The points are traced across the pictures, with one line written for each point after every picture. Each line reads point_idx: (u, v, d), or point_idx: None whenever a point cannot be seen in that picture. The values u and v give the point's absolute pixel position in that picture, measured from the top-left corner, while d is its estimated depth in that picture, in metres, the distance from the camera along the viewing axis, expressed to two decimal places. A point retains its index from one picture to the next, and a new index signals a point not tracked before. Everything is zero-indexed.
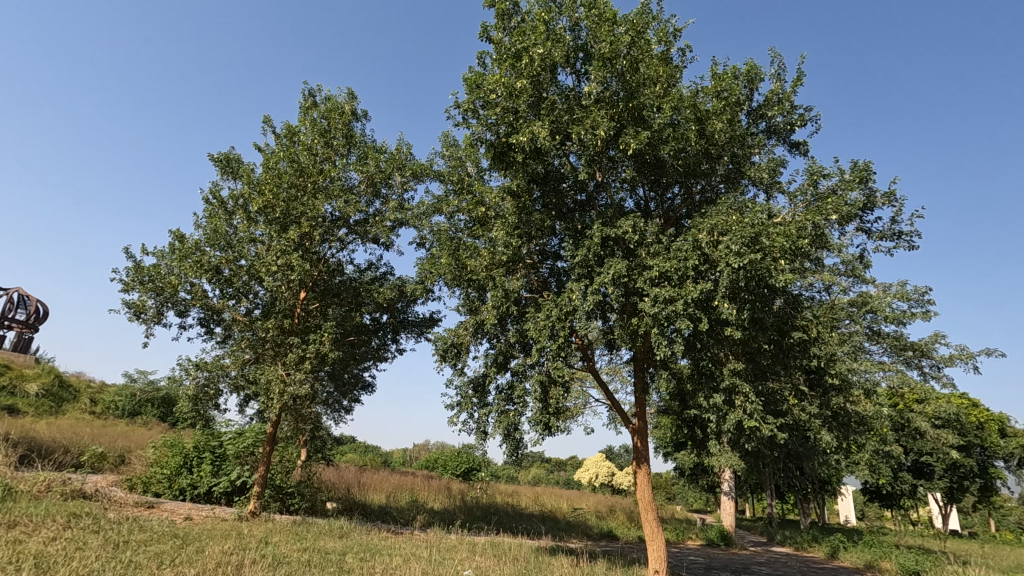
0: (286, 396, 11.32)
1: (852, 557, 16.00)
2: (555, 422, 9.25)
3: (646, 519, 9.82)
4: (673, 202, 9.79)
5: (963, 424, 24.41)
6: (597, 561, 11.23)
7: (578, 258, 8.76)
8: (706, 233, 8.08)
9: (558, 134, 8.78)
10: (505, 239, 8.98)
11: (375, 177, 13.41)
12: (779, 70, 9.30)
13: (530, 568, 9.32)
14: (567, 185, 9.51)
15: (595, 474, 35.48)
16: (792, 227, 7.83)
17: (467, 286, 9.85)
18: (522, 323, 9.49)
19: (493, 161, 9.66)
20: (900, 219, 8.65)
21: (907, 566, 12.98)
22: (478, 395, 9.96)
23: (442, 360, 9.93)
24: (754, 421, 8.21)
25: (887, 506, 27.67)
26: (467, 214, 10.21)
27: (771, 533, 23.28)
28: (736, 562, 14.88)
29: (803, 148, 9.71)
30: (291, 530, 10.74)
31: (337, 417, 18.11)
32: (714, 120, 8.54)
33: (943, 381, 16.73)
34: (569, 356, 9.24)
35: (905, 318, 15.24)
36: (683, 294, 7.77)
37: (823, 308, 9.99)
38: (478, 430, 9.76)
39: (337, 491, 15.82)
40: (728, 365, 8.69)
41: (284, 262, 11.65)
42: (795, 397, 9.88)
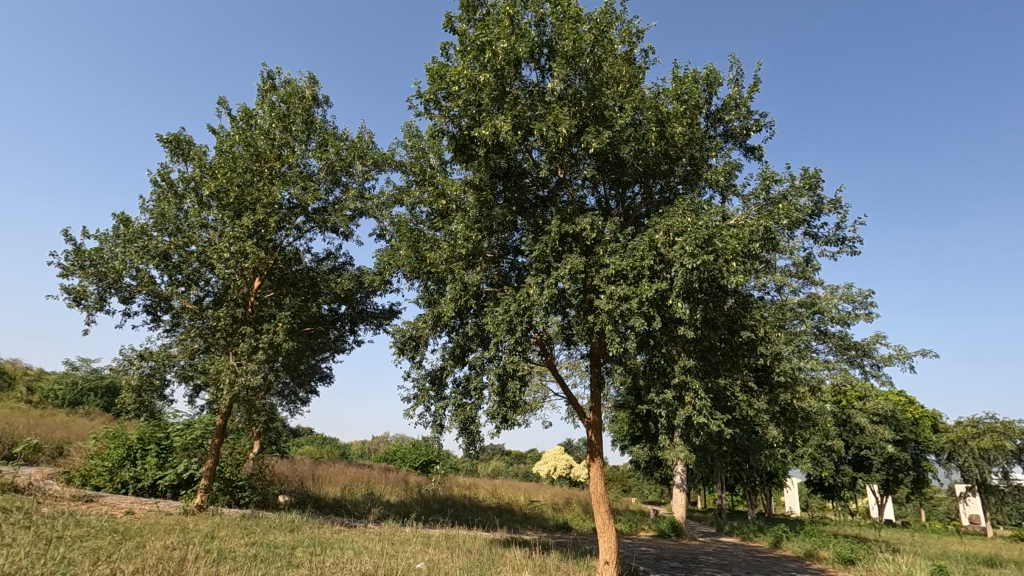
0: (237, 386, 11.01)
1: (793, 546, 16.75)
2: (512, 416, 9.33)
3: (599, 511, 9.99)
4: (633, 201, 9.93)
5: (900, 421, 25.84)
6: (550, 552, 11.42)
7: (537, 254, 8.81)
8: (662, 233, 8.23)
9: (520, 129, 8.79)
10: (465, 232, 8.95)
11: (335, 165, 13.13)
12: (737, 76, 9.55)
13: (483, 560, 9.37)
14: (529, 180, 9.54)
15: (553, 467, 35.91)
16: (744, 230, 8.08)
17: (426, 278, 9.77)
18: (481, 316, 9.48)
19: (454, 154, 9.60)
20: (844, 226, 9.05)
21: (843, 555, 13.65)
22: (435, 387, 9.93)
23: (400, 352, 9.85)
24: (703, 417, 8.47)
25: (829, 498, 29.04)
26: (428, 206, 10.13)
27: (721, 523, 24.11)
28: (685, 552, 15.34)
29: (758, 152, 10.02)
30: (239, 525, 10.46)
31: (293, 409, 17.78)
32: (673, 122, 8.73)
33: (882, 380, 17.61)
34: (526, 350, 9.29)
35: (850, 319, 15.93)
36: (639, 293, 7.92)
37: (772, 308, 10.37)
38: (434, 423, 9.73)
39: (291, 484, 15.52)
40: (680, 362, 8.94)
41: (237, 249, 11.31)
42: (743, 394, 10.23)
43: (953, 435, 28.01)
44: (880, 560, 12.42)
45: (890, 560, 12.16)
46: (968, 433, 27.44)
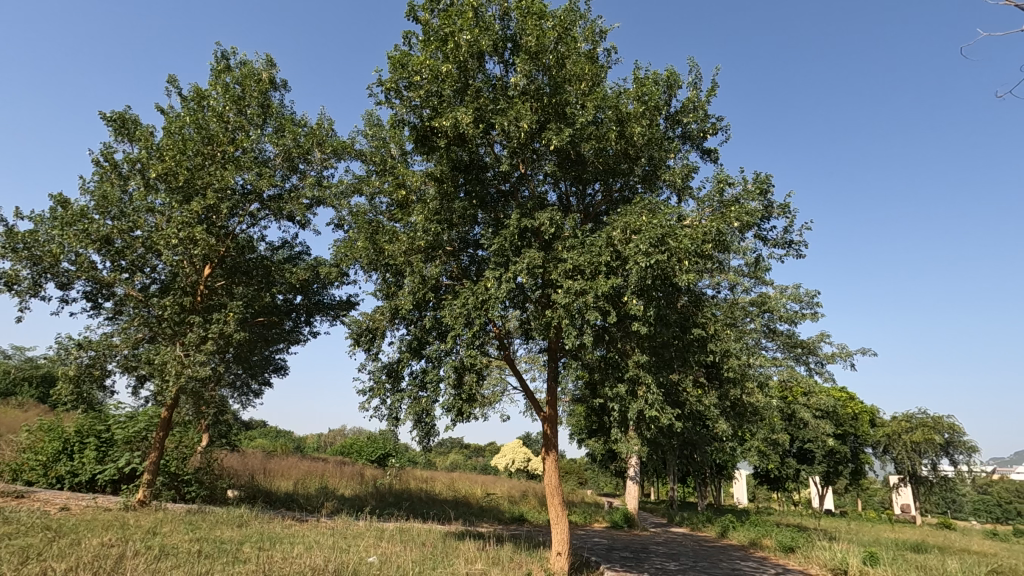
0: (183, 378, 10.61)
1: (739, 535, 17.43)
2: (468, 409, 9.34)
3: (552, 503, 10.11)
4: (593, 198, 10.04)
5: (841, 416, 27.16)
6: (504, 544, 11.52)
7: (496, 248, 8.82)
8: (619, 231, 8.39)
9: (481, 122, 8.78)
10: (425, 224, 8.86)
11: (291, 151, 12.77)
12: (696, 80, 9.79)
13: (435, 553, 9.36)
14: (490, 174, 9.51)
15: (511, 460, 36.12)
16: (698, 230, 8.30)
17: (384, 270, 9.63)
18: (439, 309, 9.41)
19: (415, 145, 9.49)
20: (791, 230, 9.42)
21: (784, 543, 14.29)
22: (391, 380, 9.84)
23: (355, 345, 9.70)
24: (654, 411, 8.69)
25: (774, 489, 30.30)
26: (388, 197, 9.97)
27: (672, 515, 24.84)
28: (636, 543, 15.75)
29: (714, 155, 10.29)
30: (183, 520, 10.12)
31: (245, 401, 17.30)
32: (633, 123, 8.89)
33: (825, 376, 18.43)
34: (484, 344, 9.31)
35: (797, 318, 16.59)
36: (594, 288, 8.06)
37: (723, 307, 10.71)
38: (389, 416, 9.65)
39: (240, 478, 15.10)
40: (634, 357, 9.16)
41: (186, 235, 10.87)
42: (694, 390, 10.53)
43: (889, 429, 29.68)
44: (817, 547, 13.07)
45: (827, 547, 12.80)
46: (902, 428, 29.13)
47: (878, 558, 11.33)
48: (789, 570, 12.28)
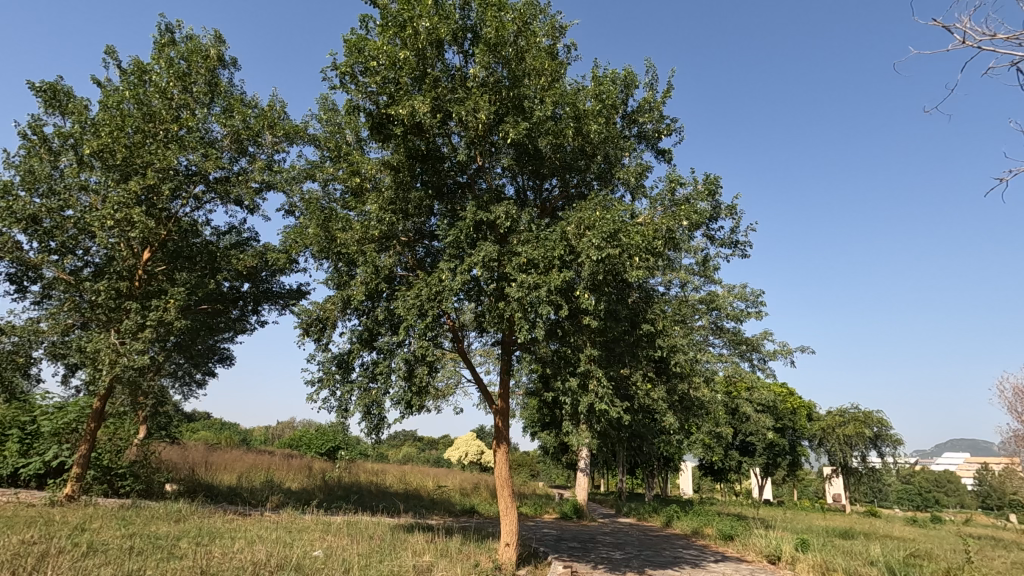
0: (118, 367, 10.10)
1: (682, 525, 18.05)
2: (418, 401, 9.28)
3: (501, 494, 10.17)
4: (549, 193, 10.10)
5: (780, 410, 28.45)
6: (453, 536, 11.53)
7: (451, 239, 8.75)
8: (574, 226, 8.49)
9: (439, 112, 8.69)
10: (379, 214, 8.70)
11: (240, 133, 12.28)
12: (652, 81, 9.98)
13: (383, 546, 9.28)
14: (447, 165, 9.39)
15: (464, 453, 36.09)
16: (650, 228, 8.50)
17: (336, 259, 9.39)
18: (392, 301, 9.27)
19: (370, 132, 9.30)
20: (738, 231, 9.77)
21: (724, 532, 14.90)
22: (341, 371, 9.66)
23: (304, 335, 9.44)
24: (603, 404, 8.86)
25: (717, 480, 31.49)
26: (342, 184, 9.73)
27: (620, 506, 25.43)
28: (583, 533, 16.06)
29: (668, 156, 10.54)
30: (115, 516, 9.62)
31: (187, 391, 16.60)
32: (590, 120, 9.02)
33: (767, 372, 19.23)
34: (437, 336, 9.25)
35: (743, 317, 17.21)
36: (548, 282, 8.13)
37: (673, 303, 11.01)
38: (339, 408, 9.47)
39: (180, 472, 14.50)
40: (585, 352, 9.33)
41: (123, 217, 10.31)
42: (643, 383, 10.79)
43: (824, 423, 31.28)
44: (755, 535, 13.68)
45: (763, 535, 13.43)
46: (836, 421, 30.77)
47: (808, 545, 11.97)
48: (728, 557, 12.83)
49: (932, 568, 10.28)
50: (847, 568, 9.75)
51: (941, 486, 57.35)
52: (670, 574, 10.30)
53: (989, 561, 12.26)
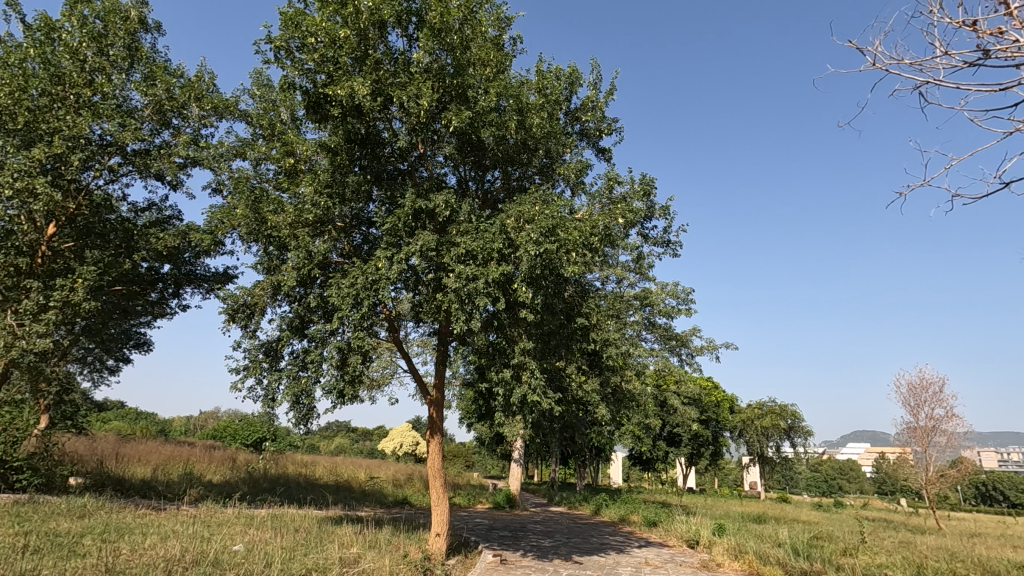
0: (14, 351, 9.24)
1: (610, 512, 18.68)
2: (350, 391, 9.06)
3: (434, 485, 10.13)
4: (491, 185, 10.07)
5: (705, 403, 29.90)
6: (383, 527, 11.40)
7: (389, 227, 8.56)
8: (513, 219, 8.55)
9: (379, 95, 8.47)
10: (313, 197, 8.38)
11: (163, 104, 11.46)
12: (596, 80, 10.17)
13: (309, 539, 9.03)
14: (388, 150, 9.23)
15: (399, 444, 35.66)
16: (587, 224, 8.67)
17: (266, 242, 8.98)
18: (326, 287, 8.99)
19: (306, 111, 8.92)
20: (669, 230, 10.17)
21: (648, 519, 15.55)
22: (269, 359, 9.29)
23: (230, 321, 8.98)
24: (536, 396, 9.00)
25: (645, 470, 32.74)
26: (275, 164, 9.30)
27: (552, 495, 25.95)
28: (514, 522, 16.29)
29: (608, 154, 10.78)
30: (7, 512, 8.82)
31: (97, 378, 15.44)
32: (533, 114, 9.08)
33: (694, 367, 20.13)
34: (372, 325, 9.05)
35: (674, 313, 17.91)
36: (485, 274, 8.14)
37: (607, 298, 11.30)
38: (265, 397, 9.11)
39: (86, 465, 13.47)
40: (520, 344, 9.42)
41: (24, 187, 9.41)
42: (577, 376, 11.04)
43: (744, 416, 33.17)
44: (677, 521, 14.35)
45: (684, 521, 14.11)
46: (755, 414, 32.71)
47: (724, 530, 12.69)
48: (651, 542, 13.40)
49: (831, 549, 11.16)
50: (757, 550, 10.42)
51: (844, 473, 62.30)
52: (596, 560, 10.63)
53: (880, 540, 13.48)
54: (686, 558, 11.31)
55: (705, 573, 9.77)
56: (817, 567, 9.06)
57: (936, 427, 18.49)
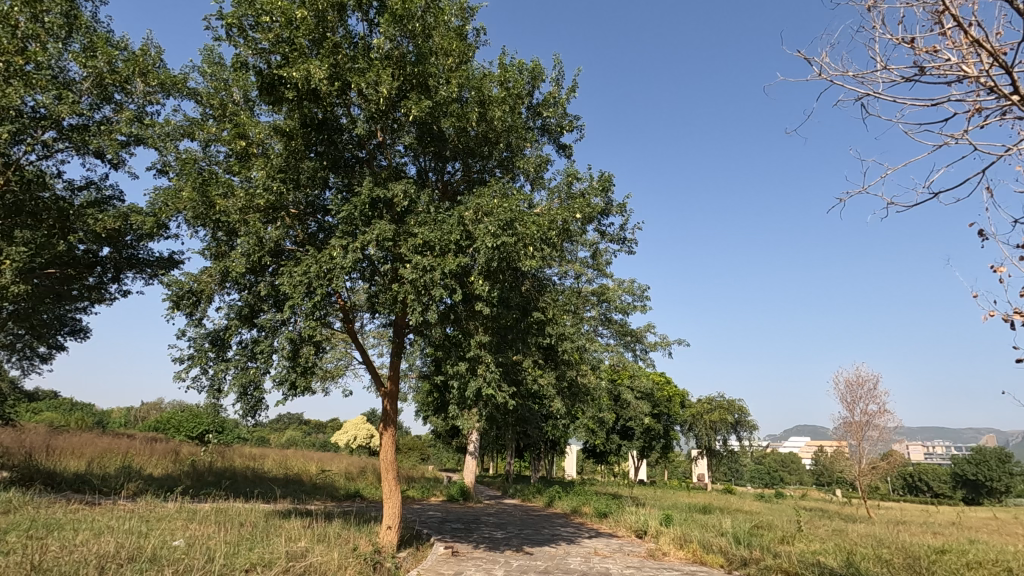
0: None
1: (562, 504, 18.97)
2: (302, 382, 8.85)
3: (386, 478, 10.02)
4: (452, 177, 9.98)
5: (658, 397, 30.69)
6: (333, 521, 11.22)
7: (344, 215, 8.37)
8: (471, 211, 8.52)
9: (337, 80, 8.25)
10: (265, 182, 8.09)
11: (104, 77, 10.83)
12: (558, 76, 10.22)
13: (255, 533, 8.80)
14: (345, 137, 9.01)
15: (353, 437, 35.13)
16: (545, 219, 8.73)
17: (214, 227, 8.65)
18: (277, 276, 8.73)
19: (260, 92, 8.60)
20: (625, 228, 10.36)
21: (599, 510, 15.87)
22: (216, 349, 8.97)
23: (174, 308, 8.60)
24: (491, 389, 9.02)
25: (599, 462, 33.37)
26: (226, 147, 8.94)
27: (506, 487, 26.14)
28: (468, 514, 16.32)
29: (568, 151, 10.87)
30: None
31: (27, 367, 14.54)
32: (494, 106, 9.06)
33: (648, 362, 20.61)
34: (325, 315, 8.85)
35: (629, 309, 18.26)
36: (442, 265, 8.08)
37: (564, 293, 11.42)
38: (211, 388, 8.80)
39: (12, 458, 12.67)
40: (476, 337, 9.42)
41: None
42: (532, 369, 11.12)
43: (694, 410, 34.21)
44: (627, 512, 14.71)
45: (634, 512, 14.48)
46: (704, 408, 33.81)
47: (671, 520, 13.10)
48: (601, 533, 13.68)
49: (770, 538, 11.68)
50: (701, 539, 10.82)
51: (786, 466, 65.22)
52: (547, 551, 10.79)
53: (815, 529, 14.20)
54: (634, 547, 11.61)
55: (651, 562, 10.07)
56: (756, 555, 9.48)
57: (869, 422, 19.62)
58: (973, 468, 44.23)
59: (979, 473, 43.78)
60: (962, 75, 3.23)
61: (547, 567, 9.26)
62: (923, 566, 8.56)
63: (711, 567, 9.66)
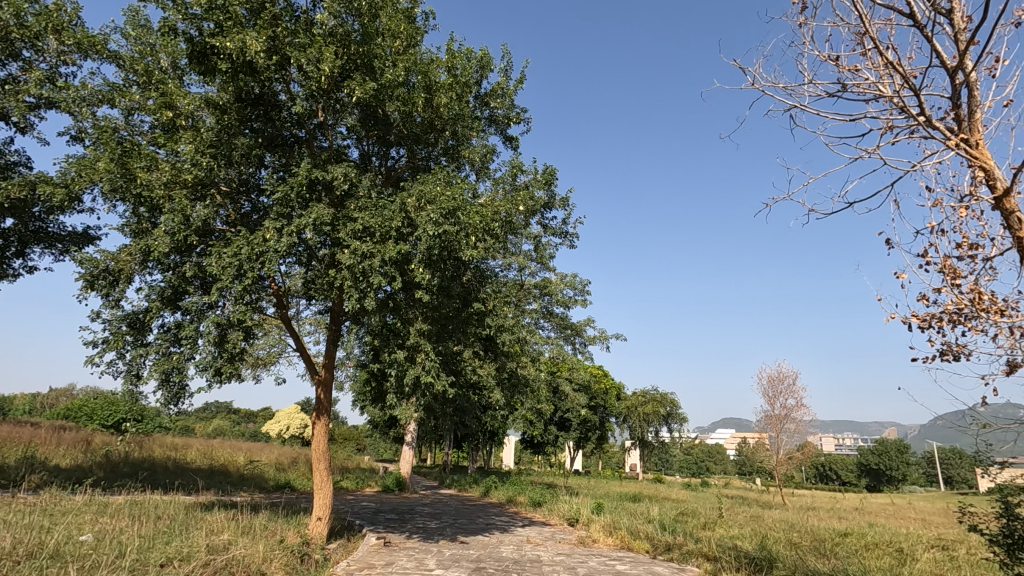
0: None
1: (498, 494, 19.15)
2: (229, 369, 8.45)
3: (317, 468, 9.75)
4: (396, 162, 9.77)
5: (595, 390, 31.48)
6: (259, 513, 10.83)
7: (279, 196, 8.01)
8: (414, 198, 8.38)
9: (276, 54, 7.85)
10: (194, 157, 7.61)
11: (11, 31, 9.86)
12: (506, 67, 10.20)
13: (173, 527, 8.35)
14: (284, 114, 8.62)
15: (285, 426, 33.99)
16: (488, 210, 8.72)
17: (135, 202, 8.08)
18: (205, 256, 8.25)
19: (190, 61, 8.06)
20: (567, 222, 10.53)
21: (534, 500, 16.15)
22: (134, 332, 8.41)
23: (87, 288, 7.98)
24: (428, 378, 8.96)
25: (536, 453, 33.92)
26: (151, 116, 8.35)
27: (443, 478, 26.09)
28: (402, 505, 16.19)
29: (514, 143, 10.88)
30: None
31: None
32: (441, 93, 8.94)
33: (586, 355, 21.07)
34: (256, 300, 8.47)
35: (570, 303, 18.57)
36: (382, 252, 7.91)
37: (507, 285, 11.48)
38: (128, 373, 8.25)
39: None
40: (415, 326, 9.31)
41: None
42: (472, 359, 11.12)
43: (629, 402, 35.36)
44: (560, 501, 15.04)
45: (567, 501, 14.83)
46: (638, 401, 35.03)
47: (603, 508, 13.51)
48: (534, 521, 13.94)
49: (693, 524, 12.27)
50: (630, 527, 11.25)
51: (713, 457, 68.68)
52: (480, 540, 10.87)
53: (735, 515, 15.04)
54: (566, 535, 11.90)
55: (581, 549, 10.37)
56: (679, 540, 9.96)
57: (787, 415, 20.95)
58: (877, 459, 48.30)
59: (882, 462, 47.81)
60: (878, 96, 3.58)
61: (480, 556, 9.34)
62: (827, 547, 9.26)
63: (637, 553, 10.05)
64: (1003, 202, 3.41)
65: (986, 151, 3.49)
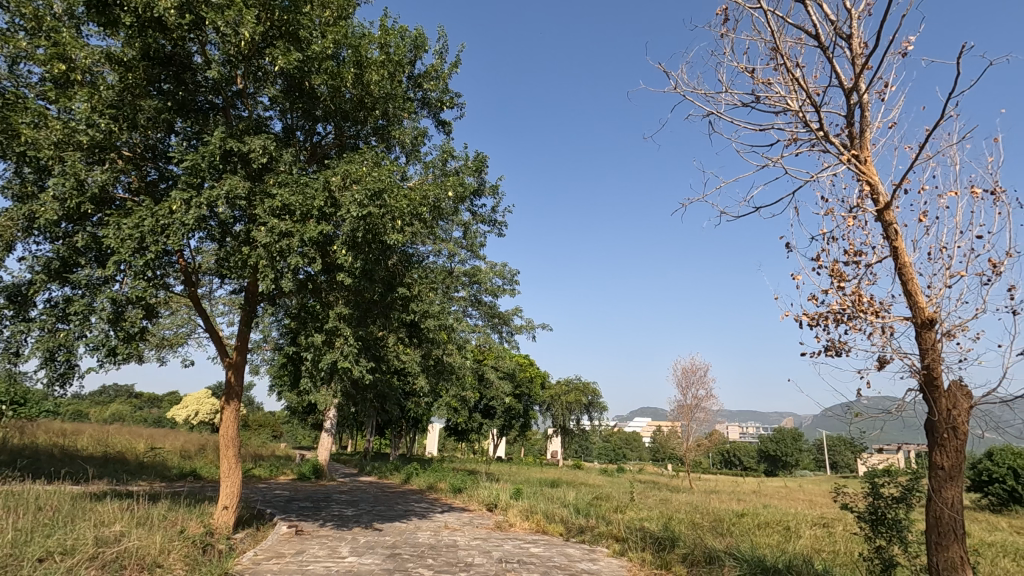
0: None
1: (419, 480, 19.08)
2: (127, 349, 7.81)
3: (225, 455, 9.27)
4: (321, 139, 9.37)
5: (520, 378, 31.94)
6: (158, 502, 10.17)
7: (189, 165, 7.44)
8: (339, 177, 8.02)
9: (188, 12, 7.20)
10: (89, 116, 6.91)
11: None
12: (442, 49, 10.02)
13: (56, 518, 7.67)
14: (198, 78, 8.02)
15: (193, 412, 31.98)
16: (417, 194, 8.59)
17: (20, 161, 7.27)
18: (101, 227, 7.54)
19: (89, 10, 7.28)
20: (496, 210, 10.59)
21: (454, 486, 16.25)
22: (15, 306, 7.60)
23: None
24: (347, 363, 8.71)
25: (460, 440, 34.04)
26: (40, 68, 7.49)
27: (363, 465, 25.63)
28: (318, 493, 15.76)
29: (447, 128, 10.76)
30: None
31: None
32: (372, 70, 8.68)
33: (513, 344, 21.33)
34: (161, 275, 7.89)
35: (499, 292, 18.68)
36: (302, 231, 7.59)
37: (433, 271, 11.36)
38: (5, 351, 7.45)
39: None
40: (335, 309, 9.04)
41: None
42: (394, 344, 10.95)
43: (553, 391, 36.20)
44: (480, 487, 15.20)
45: (487, 487, 15.02)
46: (562, 390, 35.97)
47: (521, 493, 13.81)
48: (453, 507, 14.03)
49: (606, 507, 12.82)
50: (545, 511, 11.59)
51: (629, 444, 71.86)
52: (397, 527, 10.81)
53: (645, 499, 15.87)
54: (483, 520, 12.07)
55: (497, 533, 10.56)
56: (591, 523, 10.42)
57: (697, 405, 22.26)
58: (774, 446, 52.44)
59: (779, 449, 51.96)
60: (786, 108, 3.89)
61: (395, 543, 9.28)
62: (723, 527, 9.99)
63: (551, 536, 10.36)
64: (884, 215, 3.80)
65: (872, 168, 3.87)
